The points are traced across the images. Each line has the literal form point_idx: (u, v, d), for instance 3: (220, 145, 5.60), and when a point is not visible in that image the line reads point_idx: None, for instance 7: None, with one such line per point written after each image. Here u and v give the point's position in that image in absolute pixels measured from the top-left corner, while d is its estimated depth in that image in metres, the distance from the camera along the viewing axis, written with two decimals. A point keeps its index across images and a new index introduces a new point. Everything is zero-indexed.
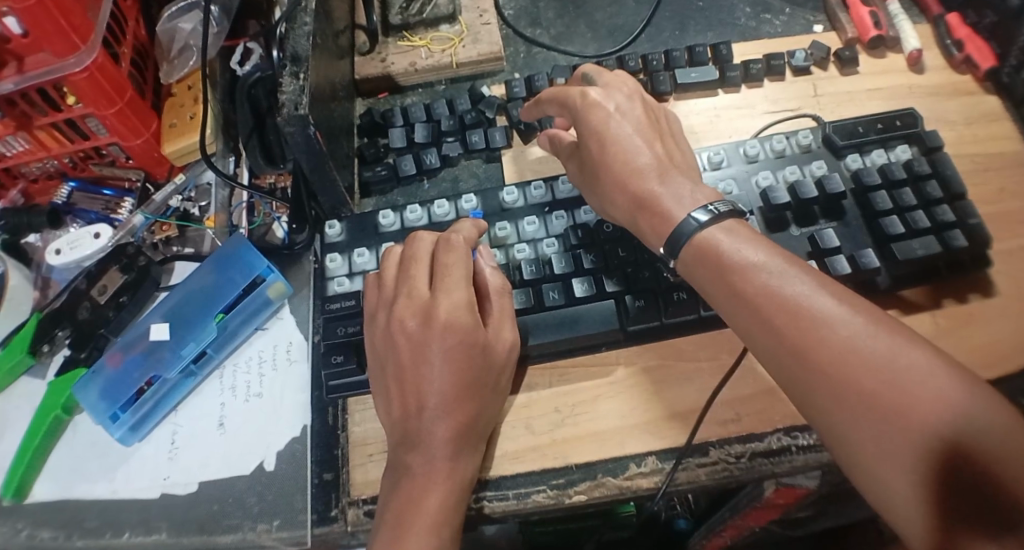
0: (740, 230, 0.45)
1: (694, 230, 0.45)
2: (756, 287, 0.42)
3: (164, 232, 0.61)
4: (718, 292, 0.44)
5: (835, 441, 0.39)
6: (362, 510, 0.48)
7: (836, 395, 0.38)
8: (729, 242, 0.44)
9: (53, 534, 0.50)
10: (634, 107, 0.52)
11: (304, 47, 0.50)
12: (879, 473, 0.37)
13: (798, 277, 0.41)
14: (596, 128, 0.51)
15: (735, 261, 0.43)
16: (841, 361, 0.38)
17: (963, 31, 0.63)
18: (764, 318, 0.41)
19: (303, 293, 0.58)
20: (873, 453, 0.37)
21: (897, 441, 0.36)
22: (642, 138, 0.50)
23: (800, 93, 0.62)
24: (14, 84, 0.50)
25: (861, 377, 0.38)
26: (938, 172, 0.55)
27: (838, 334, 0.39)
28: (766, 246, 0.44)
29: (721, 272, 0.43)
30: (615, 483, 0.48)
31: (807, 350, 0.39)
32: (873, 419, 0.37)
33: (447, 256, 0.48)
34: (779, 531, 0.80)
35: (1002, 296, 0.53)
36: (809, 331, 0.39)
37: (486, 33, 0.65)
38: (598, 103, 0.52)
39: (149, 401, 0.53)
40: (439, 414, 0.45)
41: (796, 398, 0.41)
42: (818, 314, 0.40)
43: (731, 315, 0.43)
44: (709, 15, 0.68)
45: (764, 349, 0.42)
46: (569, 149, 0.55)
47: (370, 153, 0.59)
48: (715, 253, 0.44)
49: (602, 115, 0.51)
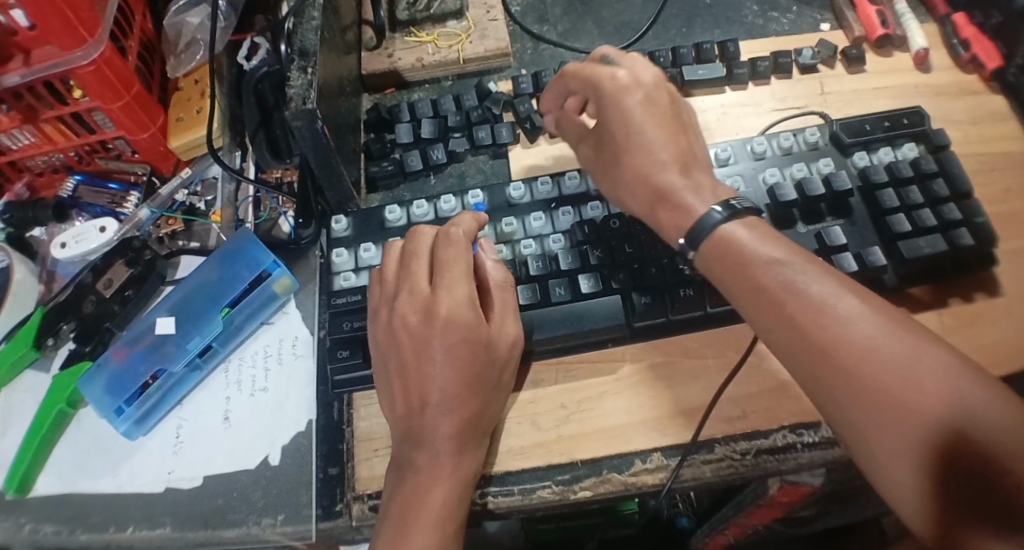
0: (761, 228, 0.44)
1: (717, 224, 0.45)
2: (775, 284, 0.42)
3: (169, 225, 0.62)
4: (736, 290, 0.44)
5: (849, 437, 0.39)
6: (367, 505, 0.48)
7: (851, 393, 0.38)
8: (748, 239, 0.44)
9: (57, 528, 0.50)
10: (660, 93, 0.51)
11: (312, 41, 0.50)
12: (892, 470, 0.37)
13: (818, 274, 0.41)
14: (621, 114, 0.50)
15: (755, 259, 0.43)
16: (859, 360, 0.38)
17: (970, 31, 0.63)
18: (781, 315, 0.41)
19: (309, 288, 0.58)
20: (886, 450, 0.37)
21: (912, 440, 0.36)
22: (666, 127, 0.49)
23: (808, 91, 0.62)
24: (22, 76, 0.50)
25: (878, 376, 0.38)
26: (945, 171, 0.55)
27: (856, 332, 0.39)
28: (786, 244, 0.44)
29: (740, 268, 0.43)
30: (620, 480, 0.47)
31: (823, 346, 0.39)
32: (887, 416, 0.37)
33: (447, 250, 0.48)
34: (781, 530, 0.80)
35: (1008, 295, 0.53)
36: (828, 329, 0.39)
37: (493, 29, 0.65)
38: (623, 91, 0.50)
39: (154, 395, 0.53)
40: (442, 408, 0.45)
41: (812, 395, 0.41)
42: (838, 312, 0.40)
43: (748, 312, 0.43)
44: (716, 12, 0.68)
45: (782, 345, 0.41)
46: (580, 137, 0.55)
47: (376, 148, 0.59)
48: (735, 250, 0.44)
49: (626, 105, 0.50)
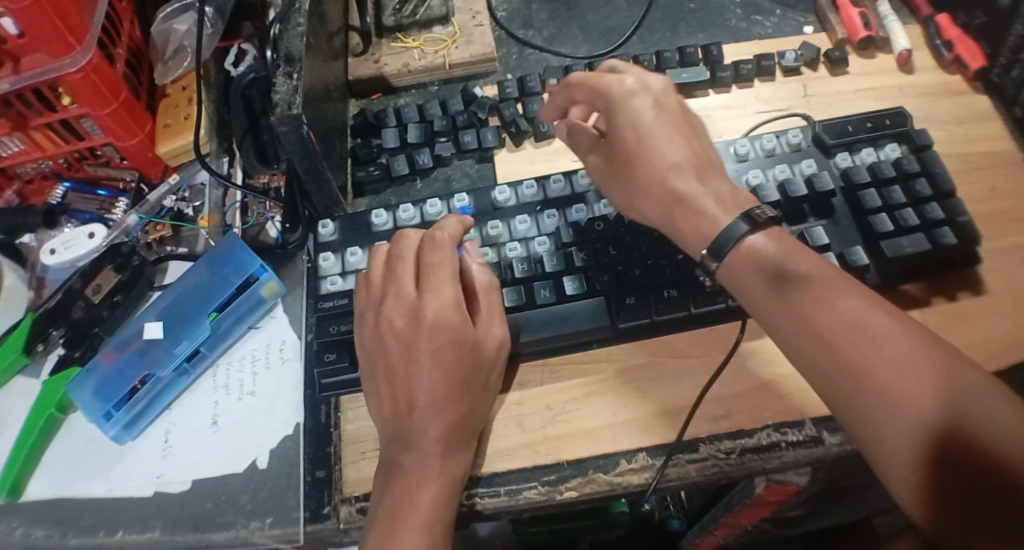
0: (786, 240, 0.45)
1: (742, 235, 0.45)
2: (802, 296, 0.42)
3: (158, 231, 0.62)
4: (760, 301, 0.44)
5: (862, 443, 0.40)
6: (355, 508, 0.48)
7: (866, 398, 0.39)
8: (773, 251, 0.44)
9: (47, 533, 0.50)
10: (669, 99, 0.52)
11: (298, 47, 0.51)
12: (902, 475, 0.38)
13: (846, 287, 0.42)
14: (632, 120, 0.50)
15: (781, 270, 0.43)
16: (888, 372, 0.38)
17: (954, 32, 0.64)
18: (800, 320, 0.42)
19: (297, 292, 0.59)
20: (899, 456, 0.37)
21: (936, 453, 0.36)
22: (677, 133, 0.50)
23: (791, 93, 0.63)
24: (11, 84, 0.50)
25: (904, 388, 0.38)
26: (927, 171, 0.55)
27: (872, 340, 0.39)
28: (810, 256, 0.44)
29: (765, 279, 0.43)
30: (606, 480, 0.48)
31: (841, 352, 0.40)
32: (900, 421, 0.37)
33: (432, 254, 0.48)
34: (773, 530, 0.80)
35: (991, 292, 0.53)
36: (856, 341, 0.40)
37: (479, 35, 0.65)
38: (630, 99, 0.51)
39: (142, 400, 0.53)
40: (429, 411, 0.45)
41: (826, 398, 0.41)
42: (865, 325, 0.40)
43: (771, 323, 0.43)
44: (700, 16, 0.68)
45: (806, 356, 0.41)
46: (590, 143, 0.54)
47: (362, 153, 0.59)
48: (760, 261, 0.44)
49: (635, 110, 0.50)
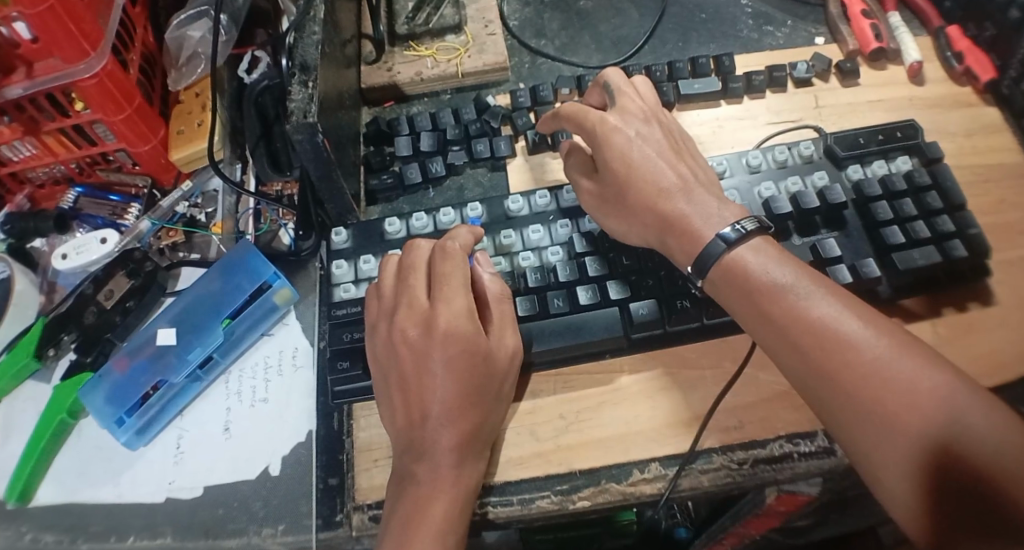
0: (768, 248, 0.45)
1: (723, 251, 0.45)
2: (781, 310, 0.42)
3: (171, 237, 0.62)
4: (744, 314, 0.44)
5: (848, 450, 0.41)
6: (367, 515, 0.48)
7: (861, 416, 0.39)
8: (754, 262, 0.44)
9: (57, 538, 0.50)
10: (654, 132, 0.52)
11: (313, 56, 0.51)
12: (884, 482, 0.39)
13: (825, 298, 0.42)
14: (615, 153, 0.51)
15: (761, 283, 0.43)
16: (866, 384, 0.39)
17: (964, 44, 0.64)
18: (790, 340, 0.42)
19: (310, 299, 0.59)
20: (881, 465, 0.39)
21: (916, 461, 0.37)
22: (666, 159, 0.50)
23: (802, 104, 0.63)
24: (23, 88, 0.51)
25: (884, 399, 0.39)
26: (938, 184, 0.55)
27: (863, 356, 0.40)
28: (791, 264, 0.44)
29: (747, 292, 0.44)
30: (618, 489, 0.48)
31: (835, 371, 0.40)
32: (896, 439, 0.38)
33: (444, 264, 0.48)
34: (779, 539, 0.79)
35: (1001, 304, 0.53)
36: (835, 354, 0.40)
37: (492, 44, 0.65)
38: (614, 133, 0.51)
39: (155, 405, 0.53)
40: (442, 421, 0.45)
41: (821, 416, 0.42)
42: (844, 337, 0.40)
43: (756, 334, 0.44)
44: (711, 26, 0.69)
45: (791, 368, 0.42)
46: (587, 168, 0.54)
47: (376, 161, 0.59)
48: (742, 274, 0.44)
49: (620, 143, 0.51)
